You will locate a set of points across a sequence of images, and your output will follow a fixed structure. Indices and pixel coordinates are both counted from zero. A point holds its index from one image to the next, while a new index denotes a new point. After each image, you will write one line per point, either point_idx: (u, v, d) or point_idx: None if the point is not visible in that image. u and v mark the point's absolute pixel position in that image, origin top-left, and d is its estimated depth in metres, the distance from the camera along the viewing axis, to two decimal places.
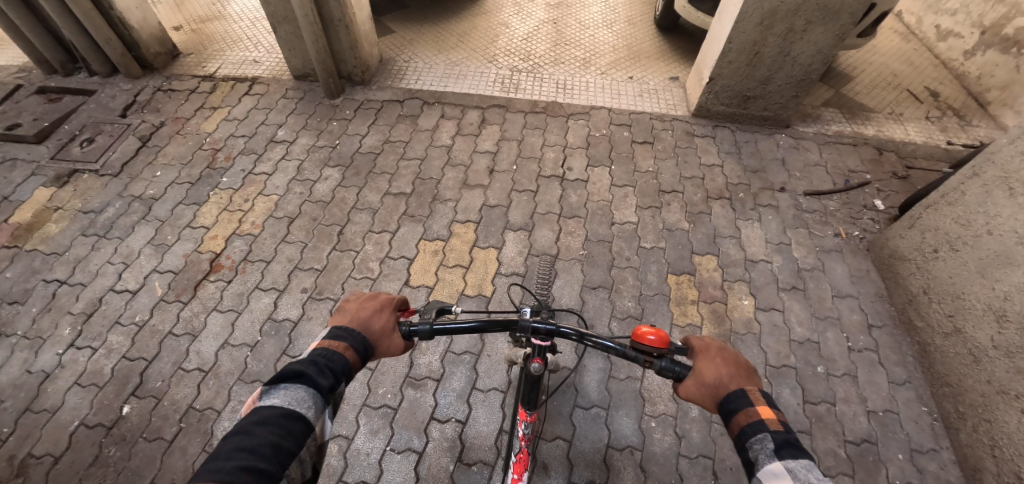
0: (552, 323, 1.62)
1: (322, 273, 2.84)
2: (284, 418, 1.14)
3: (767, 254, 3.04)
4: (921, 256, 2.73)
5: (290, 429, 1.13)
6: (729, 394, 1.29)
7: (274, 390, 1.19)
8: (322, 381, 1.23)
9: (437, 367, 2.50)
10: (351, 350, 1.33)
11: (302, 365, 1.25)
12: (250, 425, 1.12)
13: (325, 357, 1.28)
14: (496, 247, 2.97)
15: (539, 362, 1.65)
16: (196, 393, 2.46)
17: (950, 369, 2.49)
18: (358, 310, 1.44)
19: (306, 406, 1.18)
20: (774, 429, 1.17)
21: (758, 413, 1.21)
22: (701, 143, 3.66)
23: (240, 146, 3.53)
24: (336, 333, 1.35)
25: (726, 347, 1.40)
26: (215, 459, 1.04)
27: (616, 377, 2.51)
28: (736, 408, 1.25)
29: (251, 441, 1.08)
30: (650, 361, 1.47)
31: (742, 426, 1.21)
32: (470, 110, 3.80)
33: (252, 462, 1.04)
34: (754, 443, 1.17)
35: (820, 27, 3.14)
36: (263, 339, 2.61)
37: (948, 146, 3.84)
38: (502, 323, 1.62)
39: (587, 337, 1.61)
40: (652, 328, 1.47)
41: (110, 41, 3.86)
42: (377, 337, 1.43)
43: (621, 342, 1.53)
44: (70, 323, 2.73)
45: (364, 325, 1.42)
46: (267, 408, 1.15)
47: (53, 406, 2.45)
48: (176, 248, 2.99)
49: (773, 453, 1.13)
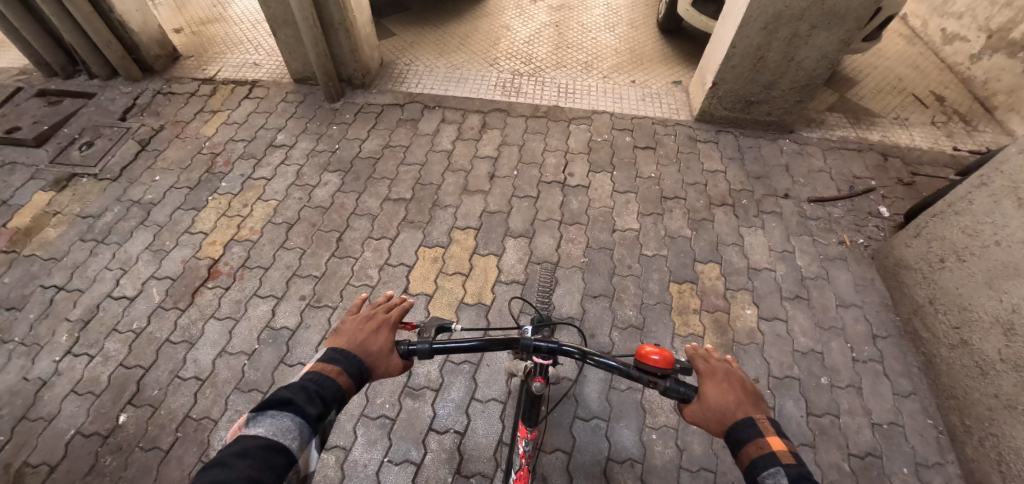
0: (555, 341, 1.58)
1: (321, 280, 2.82)
2: (266, 449, 1.08)
3: (771, 262, 3.00)
4: (927, 266, 2.69)
5: (271, 462, 1.07)
6: (736, 422, 1.24)
7: (259, 418, 1.14)
8: (310, 409, 1.18)
9: (435, 377, 2.47)
10: (345, 374, 1.29)
11: (290, 392, 1.20)
12: (230, 455, 1.06)
13: (317, 383, 1.24)
14: (496, 254, 2.94)
15: (541, 380, 1.63)
16: (193, 402, 2.44)
17: (956, 381, 2.46)
18: (355, 332, 1.41)
19: (290, 437, 1.13)
20: (786, 463, 1.10)
21: (768, 444, 1.15)
22: (704, 149, 3.62)
23: (239, 151, 3.51)
24: (331, 356, 1.32)
25: (732, 372, 1.37)
26: None
27: (617, 388, 2.48)
28: (746, 438, 1.18)
29: (229, 474, 1.02)
30: (654, 381, 1.46)
31: (752, 458, 1.15)
32: (471, 114, 3.77)
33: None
34: (766, 477, 1.10)
35: (825, 32, 3.10)
36: (261, 347, 2.59)
37: (954, 152, 3.79)
38: (503, 341, 1.58)
39: (590, 356, 1.58)
40: (656, 348, 1.46)
41: (110, 44, 3.84)
42: (374, 359, 1.39)
43: (625, 362, 1.52)
44: (67, 329, 2.71)
45: (361, 347, 1.38)
46: (250, 438, 1.09)
47: (50, 414, 2.44)
48: (174, 254, 2.97)
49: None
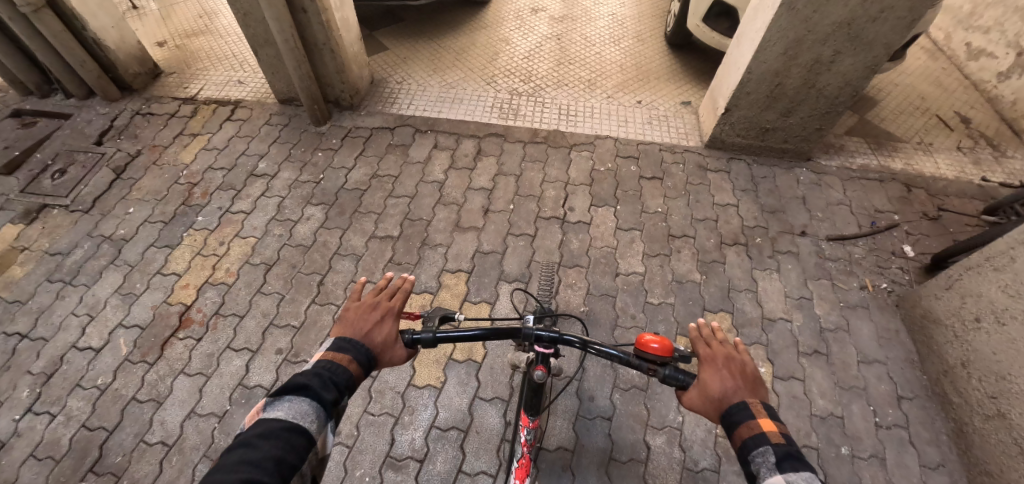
0: (556, 330, 1.55)
1: (300, 330, 2.62)
2: (287, 431, 1.02)
3: (786, 311, 2.77)
4: (960, 325, 2.45)
5: (294, 443, 1.01)
6: (731, 404, 1.20)
7: (277, 402, 1.06)
8: (327, 394, 1.11)
9: (420, 445, 2.28)
10: (356, 363, 1.20)
11: (305, 377, 1.12)
12: (252, 438, 1.00)
13: (330, 370, 1.16)
14: (489, 302, 2.73)
15: (542, 369, 1.56)
16: (158, 471, 2.25)
17: (991, 456, 2.23)
18: (359, 320, 1.31)
19: (310, 420, 1.06)
20: (776, 442, 1.08)
21: (760, 425, 1.12)
22: (715, 179, 3.37)
23: (218, 181, 3.30)
24: (339, 345, 1.22)
25: (734, 357, 1.31)
26: (215, 475, 0.91)
27: (618, 459, 2.27)
28: (737, 420, 1.15)
29: (255, 456, 0.96)
30: (653, 369, 1.41)
31: (743, 439, 1.12)
32: (466, 139, 3.54)
33: (254, 477, 0.92)
34: (755, 455, 1.07)
35: (850, 58, 2.83)
36: (233, 408, 2.39)
37: (982, 182, 3.51)
38: (504, 331, 1.55)
39: (591, 344, 1.53)
40: (656, 336, 1.41)
41: (84, 64, 3.63)
42: (380, 349, 1.29)
43: (625, 350, 1.47)
44: (28, 384, 2.53)
45: (367, 337, 1.28)
46: (271, 421, 1.03)
47: (6, 482, 2.27)
48: (145, 299, 2.77)
49: (775, 467, 1.04)
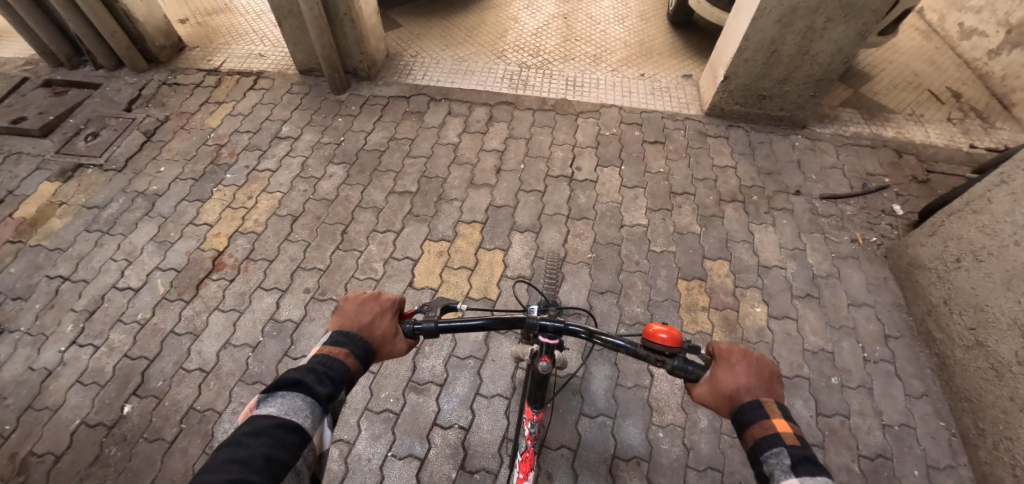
0: (561, 320, 1.53)
1: (326, 272, 2.80)
2: (278, 428, 1.09)
3: (781, 259, 2.95)
4: (943, 266, 2.63)
5: (285, 440, 1.08)
6: (744, 402, 1.24)
7: (270, 398, 1.14)
8: (321, 389, 1.18)
9: (440, 372, 2.46)
10: (352, 356, 1.28)
11: (300, 373, 1.20)
12: (243, 435, 1.07)
13: (325, 365, 1.23)
14: (502, 249, 2.91)
15: (547, 361, 1.55)
16: (197, 394, 2.43)
17: (970, 383, 2.41)
18: (358, 313, 1.39)
19: (302, 416, 1.13)
20: (790, 444, 1.12)
21: (773, 425, 1.16)
22: (715, 144, 3.56)
23: (244, 142, 3.49)
24: (336, 339, 1.30)
25: (748, 353, 1.34)
26: (206, 471, 0.98)
27: (623, 385, 2.45)
28: (751, 418, 1.19)
29: (244, 452, 1.03)
30: (661, 360, 1.40)
31: (756, 438, 1.16)
32: (478, 107, 3.73)
33: (241, 474, 0.98)
34: (768, 456, 1.12)
35: (840, 25, 3.02)
36: (265, 339, 2.57)
37: (970, 149, 3.70)
38: (508, 321, 1.53)
39: (597, 335, 1.52)
40: (665, 326, 1.39)
41: (115, 34, 3.82)
42: (378, 342, 1.37)
43: (632, 342, 1.46)
44: (72, 319, 2.72)
45: (365, 330, 1.36)
46: (262, 418, 1.10)
47: (55, 404, 2.45)
48: (179, 246, 2.95)
49: (789, 469, 1.08)
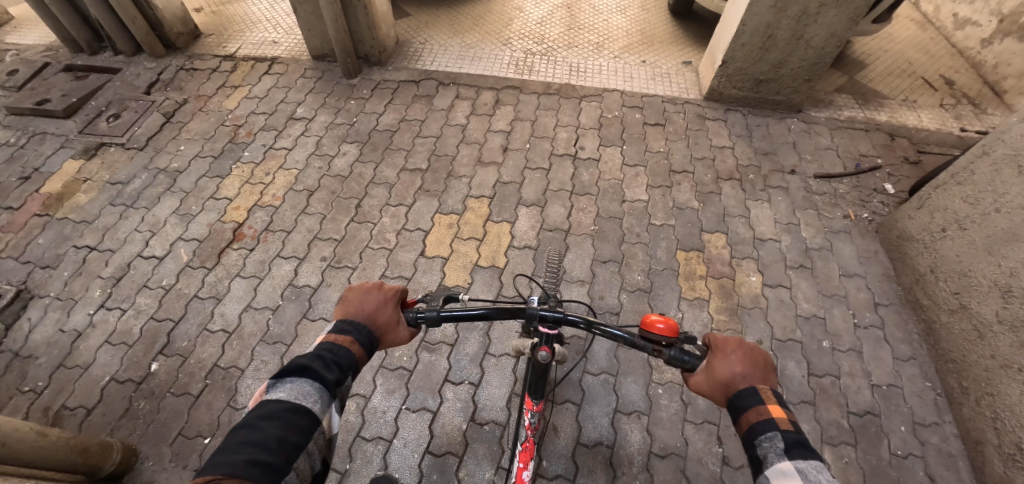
0: (561, 311, 1.60)
1: (341, 242, 2.94)
2: (289, 412, 1.17)
3: (776, 233, 3.08)
4: (930, 236, 2.76)
5: (296, 424, 1.17)
6: (739, 390, 1.31)
7: (280, 384, 1.23)
8: (328, 374, 1.27)
9: (451, 333, 2.59)
10: (357, 343, 1.36)
11: (308, 359, 1.28)
12: (256, 419, 1.16)
13: (332, 351, 1.32)
14: (509, 222, 3.04)
15: (547, 351, 1.64)
16: (221, 353, 2.56)
17: (954, 345, 2.53)
18: (364, 302, 1.47)
19: (311, 400, 1.22)
20: (785, 429, 1.18)
21: (769, 411, 1.22)
22: (713, 126, 3.70)
23: (261, 123, 3.63)
24: (342, 326, 1.38)
25: (739, 343, 1.41)
26: (223, 453, 1.08)
27: (624, 346, 2.58)
28: (747, 404, 1.26)
29: (258, 436, 1.12)
30: (659, 350, 1.50)
31: (751, 423, 1.23)
32: (486, 91, 3.87)
33: (257, 455, 1.07)
34: (763, 440, 1.18)
35: (833, 10, 3.16)
36: (284, 303, 2.71)
37: (961, 133, 3.83)
38: (510, 310, 1.61)
39: (596, 326, 1.60)
40: (662, 317, 1.52)
41: (135, 21, 3.96)
42: (383, 329, 1.46)
43: (630, 332, 1.55)
44: (100, 285, 2.85)
45: (370, 319, 1.45)
46: (274, 403, 1.19)
47: (86, 362, 2.59)
48: (200, 218, 3.10)
49: (783, 453, 1.14)
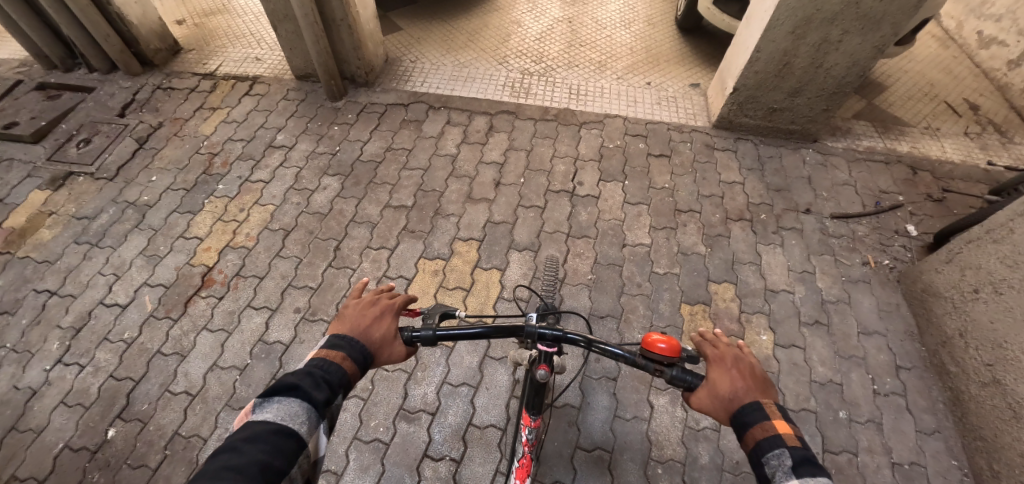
0: (560, 329, 1.47)
1: (317, 291, 2.73)
2: (275, 434, 0.99)
3: (789, 283, 2.84)
4: (959, 296, 2.51)
5: (282, 447, 0.99)
6: (743, 405, 1.15)
7: (266, 403, 1.04)
8: (318, 393, 1.09)
9: (432, 399, 2.38)
10: (350, 360, 1.18)
11: (296, 377, 1.10)
12: (239, 442, 0.97)
13: (322, 369, 1.14)
14: (499, 268, 2.82)
15: (546, 368, 1.46)
16: (183, 419, 2.37)
17: (985, 422, 2.29)
18: (357, 317, 1.29)
19: (300, 421, 1.03)
20: (791, 445, 1.04)
21: (774, 426, 1.07)
22: (722, 158, 3.44)
23: (238, 151, 3.41)
24: (333, 342, 1.20)
25: (742, 357, 1.25)
26: (198, 480, 0.89)
27: (621, 417, 2.36)
28: (750, 420, 1.10)
29: (240, 459, 0.94)
30: (659, 370, 1.34)
31: (757, 440, 1.07)
32: (478, 116, 3.62)
33: (238, 482, 0.89)
34: (770, 458, 1.03)
35: (857, 37, 2.88)
36: (254, 362, 2.51)
37: (988, 166, 3.53)
38: (507, 329, 1.46)
39: (596, 343, 1.45)
40: (664, 335, 1.35)
41: (108, 38, 3.73)
42: (377, 346, 1.27)
43: (630, 350, 1.40)
44: (58, 337, 2.65)
45: (365, 333, 1.26)
46: (258, 423, 1.00)
47: (38, 426, 2.38)
48: (168, 260, 2.89)
49: (791, 471, 1.00)
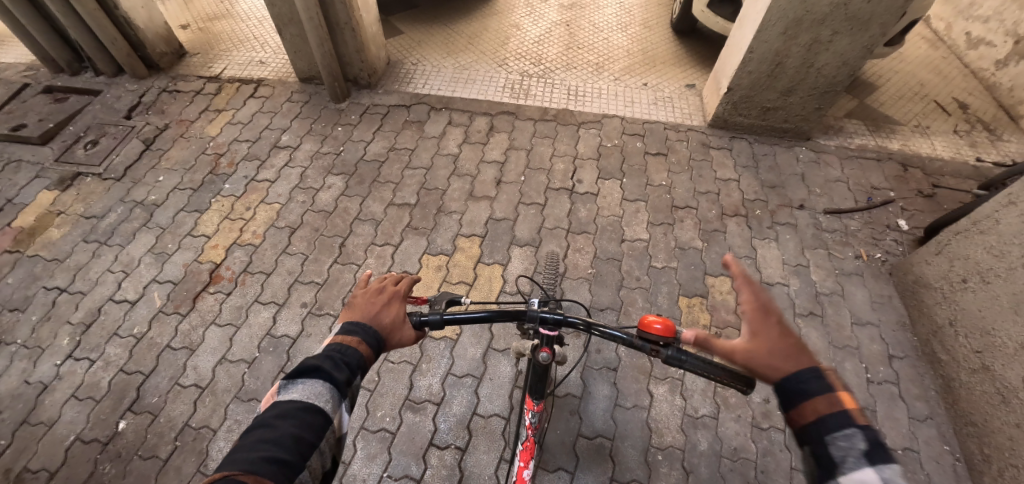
0: (560, 312, 1.52)
1: (323, 287, 2.79)
2: (303, 411, 1.08)
3: (784, 276, 2.92)
4: (948, 287, 2.59)
5: (311, 422, 1.07)
6: (801, 372, 1.03)
7: (292, 384, 1.13)
8: (339, 374, 1.15)
9: (437, 390, 2.44)
10: (365, 343, 1.22)
11: (317, 360, 1.17)
12: (271, 418, 1.07)
13: (340, 352, 1.19)
14: (501, 263, 2.88)
15: (547, 352, 1.53)
16: (192, 411, 2.42)
17: (975, 407, 2.35)
18: (367, 304, 1.31)
19: (324, 399, 1.11)
20: (863, 425, 0.93)
21: (841, 400, 0.97)
22: (718, 156, 3.52)
23: (244, 151, 3.48)
24: (347, 328, 1.24)
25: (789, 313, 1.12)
26: (238, 451, 0.99)
27: (622, 405, 2.42)
28: (812, 390, 0.99)
29: (273, 434, 1.03)
30: (656, 349, 1.40)
31: (821, 414, 0.96)
32: (479, 117, 3.70)
33: (271, 454, 0.99)
34: (838, 439, 0.92)
35: (846, 38, 2.97)
36: (261, 355, 2.56)
37: (977, 163, 3.62)
38: (510, 313, 1.52)
39: (595, 326, 1.51)
40: (660, 317, 1.41)
41: (115, 41, 3.79)
42: (389, 331, 1.29)
43: (628, 332, 1.46)
44: (69, 333, 2.70)
45: (375, 319, 1.29)
46: (286, 402, 1.09)
47: (50, 419, 2.42)
48: (176, 257, 2.95)
49: (864, 456, 0.90)
